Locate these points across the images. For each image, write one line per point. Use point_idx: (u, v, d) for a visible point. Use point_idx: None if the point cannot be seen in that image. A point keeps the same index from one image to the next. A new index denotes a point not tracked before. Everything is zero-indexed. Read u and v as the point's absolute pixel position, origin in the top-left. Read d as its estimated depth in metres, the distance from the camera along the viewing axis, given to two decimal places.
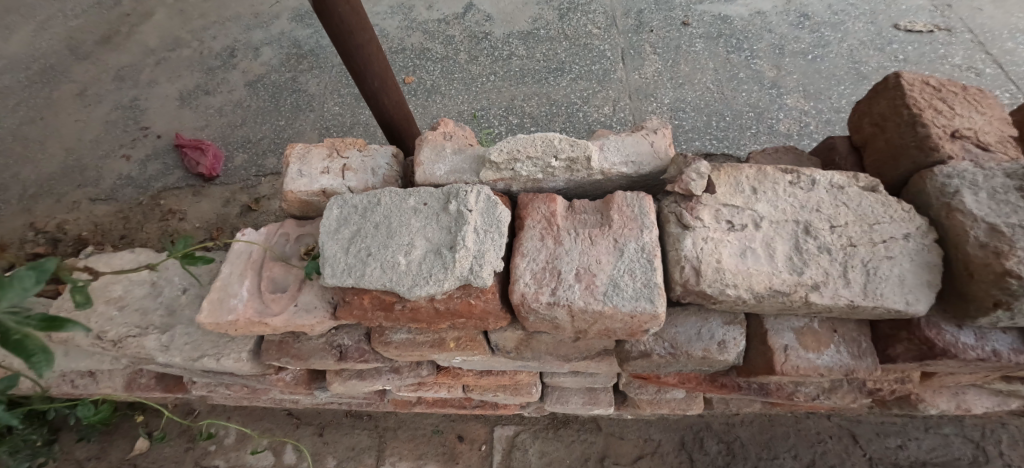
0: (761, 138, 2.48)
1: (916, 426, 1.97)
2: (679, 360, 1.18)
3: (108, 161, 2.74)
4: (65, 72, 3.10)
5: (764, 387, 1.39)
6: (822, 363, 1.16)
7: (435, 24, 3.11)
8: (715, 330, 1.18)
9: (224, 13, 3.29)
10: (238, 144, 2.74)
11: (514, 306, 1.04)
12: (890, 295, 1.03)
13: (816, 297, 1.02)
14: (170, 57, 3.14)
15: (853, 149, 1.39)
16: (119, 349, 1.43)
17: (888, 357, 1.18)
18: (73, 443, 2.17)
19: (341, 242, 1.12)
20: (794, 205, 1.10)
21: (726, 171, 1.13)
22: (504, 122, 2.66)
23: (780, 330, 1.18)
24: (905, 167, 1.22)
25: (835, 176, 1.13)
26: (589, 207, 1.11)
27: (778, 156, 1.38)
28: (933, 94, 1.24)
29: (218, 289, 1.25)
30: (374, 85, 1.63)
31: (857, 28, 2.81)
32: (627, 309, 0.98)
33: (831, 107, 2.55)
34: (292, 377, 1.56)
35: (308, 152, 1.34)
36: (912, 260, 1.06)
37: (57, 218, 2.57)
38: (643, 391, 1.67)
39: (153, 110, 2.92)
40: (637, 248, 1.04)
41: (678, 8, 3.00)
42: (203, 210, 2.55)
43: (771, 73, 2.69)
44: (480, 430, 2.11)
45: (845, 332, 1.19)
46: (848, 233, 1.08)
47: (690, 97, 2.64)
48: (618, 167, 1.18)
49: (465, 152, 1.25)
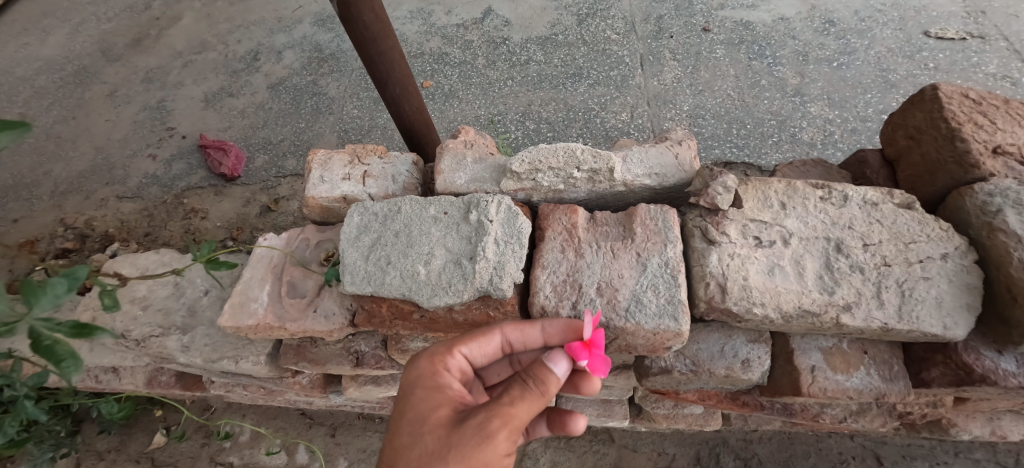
0: (784, 147, 2.41)
1: (945, 449, 1.88)
2: (700, 378, 1.15)
3: (136, 160, 2.80)
4: (97, 74, 3.18)
5: (787, 407, 1.35)
6: (851, 386, 1.11)
7: (453, 29, 3.12)
8: (738, 348, 1.14)
9: (249, 17, 3.35)
10: (261, 146, 2.78)
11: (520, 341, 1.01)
12: (927, 319, 0.98)
13: (848, 319, 0.99)
14: (196, 59, 3.20)
15: (885, 163, 1.35)
16: (141, 348, 1.44)
17: (922, 381, 1.13)
18: (95, 435, 2.19)
19: (361, 250, 1.11)
20: (825, 221, 1.07)
21: (754, 186, 1.10)
22: (521, 127, 2.64)
23: (807, 349, 1.14)
24: (942, 183, 1.17)
25: (869, 193, 1.09)
26: (612, 219, 1.09)
27: (806, 170, 1.35)
28: (973, 107, 1.19)
29: (239, 292, 1.26)
30: (396, 92, 1.62)
31: (885, 34, 2.74)
32: (650, 326, 0.96)
33: (857, 115, 2.48)
34: (308, 380, 1.56)
35: (331, 158, 1.34)
36: (950, 281, 1.01)
37: (86, 215, 2.63)
38: (660, 405, 1.62)
39: (179, 111, 2.98)
40: (660, 262, 1.01)
41: (698, 14, 2.96)
42: (225, 209, 2.58)
43: (794, 80, 2.63)
44: None
45: (876, 354, 1.14)
46: (881, 252, 1.04)
47: (709, 104, 2.59)
48: (641, 179, 1.17)
49: (487, 161, 1.24)
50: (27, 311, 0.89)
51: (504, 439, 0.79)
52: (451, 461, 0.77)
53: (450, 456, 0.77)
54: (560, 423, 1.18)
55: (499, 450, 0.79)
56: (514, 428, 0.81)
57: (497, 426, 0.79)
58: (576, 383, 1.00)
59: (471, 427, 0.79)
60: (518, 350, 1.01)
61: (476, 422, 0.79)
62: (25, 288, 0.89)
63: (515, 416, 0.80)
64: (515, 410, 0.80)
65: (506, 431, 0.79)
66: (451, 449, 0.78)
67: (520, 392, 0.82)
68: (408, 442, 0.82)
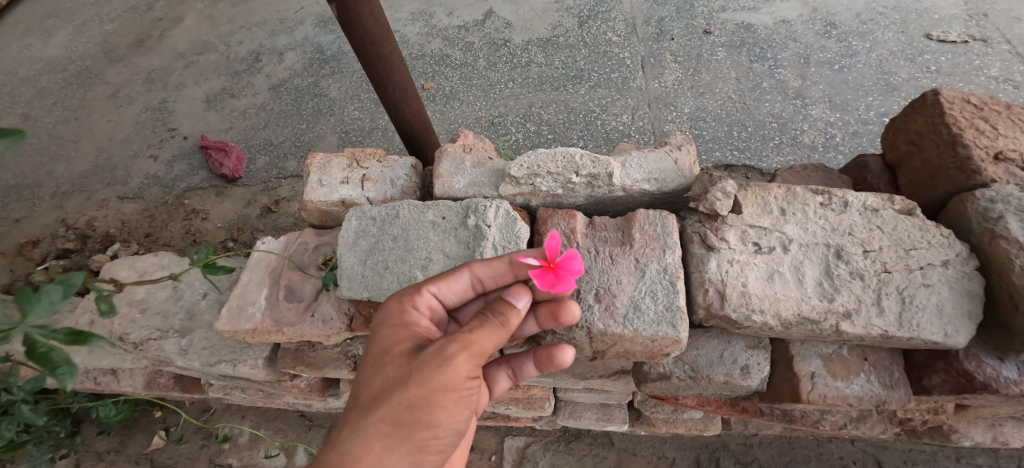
0: (785, 150, 2.40)
1: (947, 455, 1.87)
2: (699, 384, 1.14)
3: (137, 161, 2.80)
4: (99, 74, 3.19)
5: (787, 413, 1.34)
6: (851, 393, 1.11)
7: (455, 31, 3.12)
8: (737, 355, 1.14)
9: (251, 19, 3.36)
10: (261, 147, 2.78)
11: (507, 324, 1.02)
12: (927, 326, 0.98)
13: (847, 326, 0.98)
14: (198, 60, 3.20)
15: (886, 169, 1.34)
16: (139, 351, 1.44)
17: (923, 388, 1.12)
18: (94, 436, 2.18)
19: (359, 255, 1.11)
20: (825, 228, 1.06)
21: (754, 191, 1.09)
22: (522, 129, 2.64)
23: (806, 356, 1.13)
24: (943, 189, 1.17)
25: (869, 198, 1.08)
26: (610, 224, 1.09)
27: (807, 175, 1.34)
28: (974, 112, 1.18)
29: (237, 296, 1.25)
30: (395, 96, 1.62)
31: (887, 37, 2.73)
32: (648, 333, 0.96)
33: (858, 118, 2.47)
34: (306, 384, 1.55)
35: (329, 162, 1.34)
36: (951, 288, 1.01)
37: (87, 215, 2.63)
38: (659, 409, 1.61)
39: (181, 112, 2.98)
40: (659, 268, 1.01)
41: (700, 16, 2.95)
42: (225, 210, 2.58)
43: (795, 83, 2.62)
44: (491, 440, 2.05)
45: (877, 361, 1.13)
46: (882, 258, 1.03)
47: (710, 107, 2.59)
48: (640, 184, 1.16)
49: (485, 166, 1.24)
50: (22, 318, 0.89)
51: (465, 364, 0.82)
52: (412, 383, 0.79)
53: (412, 379, 0.79)
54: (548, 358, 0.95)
55: (459, 371, 0.81)
56: (476, 354, 0.84)
57: (458, 351, 0.82)
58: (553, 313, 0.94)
59: (432, 353, 0.81)
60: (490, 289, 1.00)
61: (436, 347, 0.82)
62: (21, 295, 0.89)
63: (475, 343, 0.83)
64: (474, 336, 0.83)
65: (466, 356, 0.82)
66: (413, 373, 0.80)
67: (479, 322, 0.85)
68: (373, 371, 0.84)
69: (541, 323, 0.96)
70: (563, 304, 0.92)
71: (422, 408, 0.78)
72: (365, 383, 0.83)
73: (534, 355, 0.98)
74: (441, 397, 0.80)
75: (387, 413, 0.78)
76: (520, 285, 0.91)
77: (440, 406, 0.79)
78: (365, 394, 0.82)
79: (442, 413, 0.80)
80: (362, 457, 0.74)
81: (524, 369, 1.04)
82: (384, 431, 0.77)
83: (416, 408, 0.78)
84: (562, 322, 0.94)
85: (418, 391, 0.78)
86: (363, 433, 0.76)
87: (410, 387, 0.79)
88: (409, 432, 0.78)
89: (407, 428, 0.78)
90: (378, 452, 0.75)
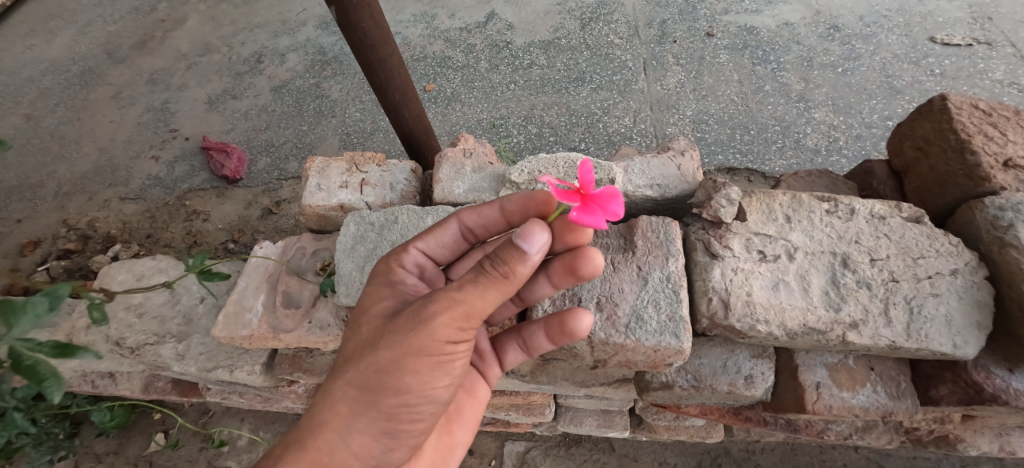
0: (788, 153, 2.38)
1: (952, 463, 1.83)
2: (702, 393, 1.12)
3: (138, 161, 2.80)
4: (101, 75, 3.18)
5: (791, 422, 1.32)
6: (857, 404, 1.08)
7: (457, 32, 3.10)
8: (741, 364, 1.12)
9: (253, 20, 3.35)
10: (262, 148, 2.76)
11: (520, 292, 0.98)
12: (935, 337, 0.96)
13: (854, 337, 0.96)
14: (200, 61, 3.19)
15: (892, 174, 1.33)
16: (136, 356, 1.42)
17: (930, 399, 1.10)
18: (93, 438, 2.16)
19: (357, 261, 1.10)
20: (831, 235, 1.05)
21: (758, 198, 1.08)
22: (523, 131, 2.62)
23: (811, 365, 1.11)
24: (950, 195, 1.15)
25: (876, 206, 1.07)
26: (612, 231, 1.07)
27: (812, 180, 1.33)
28: (982, 118, 1.16)
29: (234, 302, 1.24)
30: (396, 99, 1.61)
31: (891, 40, 2.71)
32: (651, 343, 0.94)
33: (862, 121, 2.45)
34: (304, 389, 1.55)
35: (328, 166, 1.33)
36: (960, 298, 0.99)
37: (88, 216, 2.62)
38: (661, 416, 1.59)
39: (182, 113, 2.97)
40: (662, 277, 0.99)
41: (702, 19, 2.94)
42: (225, 212, 2.56)
43: (798, 86, 2.60)
44: (491, 444, 2.00)
45: (883, 370, 1.11)
46: (889, 267, 1.01)
47: (713, 110, 2.57)
48: (643, 190, 1.15)
49: (485, 170, 1.24)
50: (6, 331, 0.87)
51: (443, 327, 0.76)
52: (383, 348, 0.78)
53: (384, 343, 0.78)
54: (562, 325, 0.89)
55: (435, 336, 0.76)
56: (460, 316, 0.76)
57: (435, 313, 0.76)
58: (573, 266, 0.86)
59: (408, 316, 0.79)
60: (483, 236, 1.01)
61: (415, 309, 0.79)
62: (5, 308, 0.86)
63: (459, 302, 0.75)
64: (459, 295, 0.75)
65: (445, 319, 0.76)
66: (385, 337, 0.79)
67: (472, 277, 0.75)
68: (357, 332, 0.86)
69: (554, 281, 0.92)
70: (582, 252, 0.84)
71: (390, 373, 0.77)
72: (349, 345, 0.85)
73: (547, 323, 0.93)
74: (414, 362, 0.77)
75: (357, 377, 0.79)
76: (540, 222, 0.74)
77: (410, 371, 0.76)
78: (347, 356, 0.84)
79: (412, 379, 0.77)
80: (328, 422, 0.77)
81: (536, 342, 0.98)
82: (351, 395, 0.78)
83: (384, 373, 0.77)
84: (582, 276, 0.87)
85: (386, 356, 0.77)
86: (332, 396, 0.79)
87: (379, 351, 0.78)
88: (376, 397, 0.78)
89: (373, 393, 0.78)
90: (344, 417, 0.78)
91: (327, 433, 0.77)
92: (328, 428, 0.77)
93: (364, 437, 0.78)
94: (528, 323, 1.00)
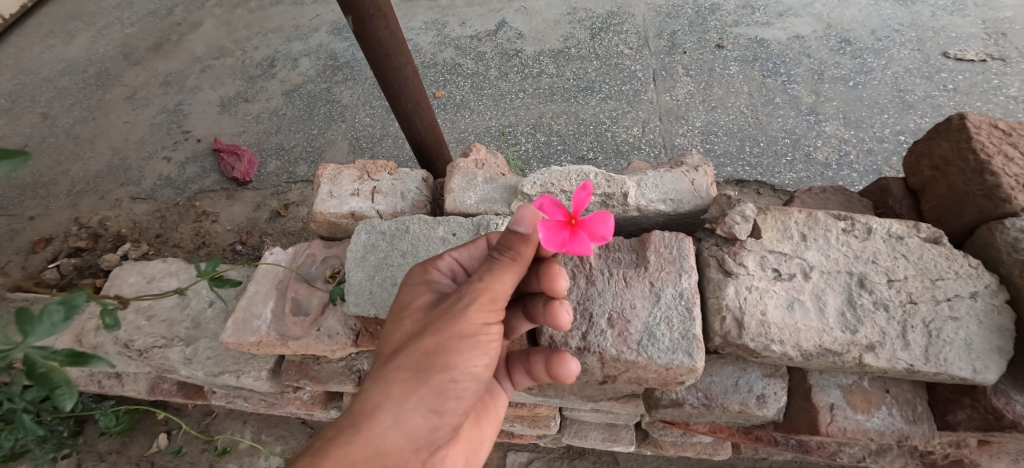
0: (797, 167, 2.36)
1: None
2: (713, 412, 1.11)
3: (151, 161, 2.82)
4: (117, 76, 3.22)
5: (802, 443, 1.31)
6: (872, 427, 1.06)
7: (467, 40, 3.12)
8: (753, 383, 1.10)
9: (266, 25, 3.38)
10: (272, 152, 2.78)
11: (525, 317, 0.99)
12: (955, 361, 0.93)
13: (871, 359, 0.94)
14: (214, 64, 3.23)
15: (908, 193, 1.31)
16: (144, 358, 1.42)
17: (948, 423, 1.06)
18: (96, 436, 2.15)
19: (367, 270, 1.09)
20: (848, 255, 1.03)
21: (773, 215, 1.07)
22: (532, 139, 2.62)
23: (825, 386, 1.09)
24: (969, 216, 1.13)
25: (894, 225, 1.05)
26: (624, 245, 1.07)
27: (826, 197, 1.32)
28: (1002, 138, 1.14)
29: (243, 308, 1.24)
30: (408, 108, 1.61)
31: (903, 55, 2.69)
32: (662, 361, 0.92)
33: (874, 135, 2.42)
34: (309, 396, 1.54)
35: (340, 174, 1.33)
36: (980, 322, 0.97)
37: (99, 215, 2.63)
38: (668, 432, 1.56)
39: (195, 115, 3.00)
40: (674, 293, 0.98)
41: (712, 30, 2.93)
42: (235, 213, 2.57)
43: (809, 99, 2.59)
44: (493, 455, 1.96)
45: (899, 393, 1.09)
46: (906, 288, 1.00)
47: (722, 121, 2.56)
48: (656, 204, 1.14)
49: (497, 182, 1.24)
50: (24, 339, 0.88)
51: (479, 310, 0.80)
52: (427, 333, 0.80)
53: (428, 329, 0.80)
54: (551, 367, 0.92)
55: (473, 318, 0.79)
56: (491, 300, 0.80)
57: (472, 298, 0.80)
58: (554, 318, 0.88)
59: (446, 304, 0.81)
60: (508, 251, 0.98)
61: (451, 297, 0.81)
62: (24, 317, 0.88)
63: (486, 289, 0.80)
64: (487, 283, 0.79)
65: (479, 303, 0.80)
66: (428, 324, 0.81)
67: (487, 266, 0.80)
68: (397, 326, 0.86)
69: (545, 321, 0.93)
70: (557, 303, 0.87)
71: (438, 353, 0.78)
72: (391, 339, 0.85)
73: (541, 360, 0.95)
74: (457, 343, 0.79)
75: (404, 361, 0.79)
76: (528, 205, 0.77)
77: (454, 350, 0.79)
78: (389, 348, 0.84)
79: (457, 358, 0.79)
80: (381, 403, 0.76)
81: (537, 371, 0.99)
82: (401, 378, 0.78)
83: (432, 354, 0.78)
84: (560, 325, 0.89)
85: (431, 338, 0.79)
86: (382, 381, 0.78)
87: (425, 336, 0.79)
88: (426, 377, 0.78)
89: (423, 373, 0.78)
90: (395, 398, 0.77)
91: (380, 415, 0.76)
92: (380, 410, 0.76)
93: (415, 416, 0.77)
94: (536, 349, 1.00)
